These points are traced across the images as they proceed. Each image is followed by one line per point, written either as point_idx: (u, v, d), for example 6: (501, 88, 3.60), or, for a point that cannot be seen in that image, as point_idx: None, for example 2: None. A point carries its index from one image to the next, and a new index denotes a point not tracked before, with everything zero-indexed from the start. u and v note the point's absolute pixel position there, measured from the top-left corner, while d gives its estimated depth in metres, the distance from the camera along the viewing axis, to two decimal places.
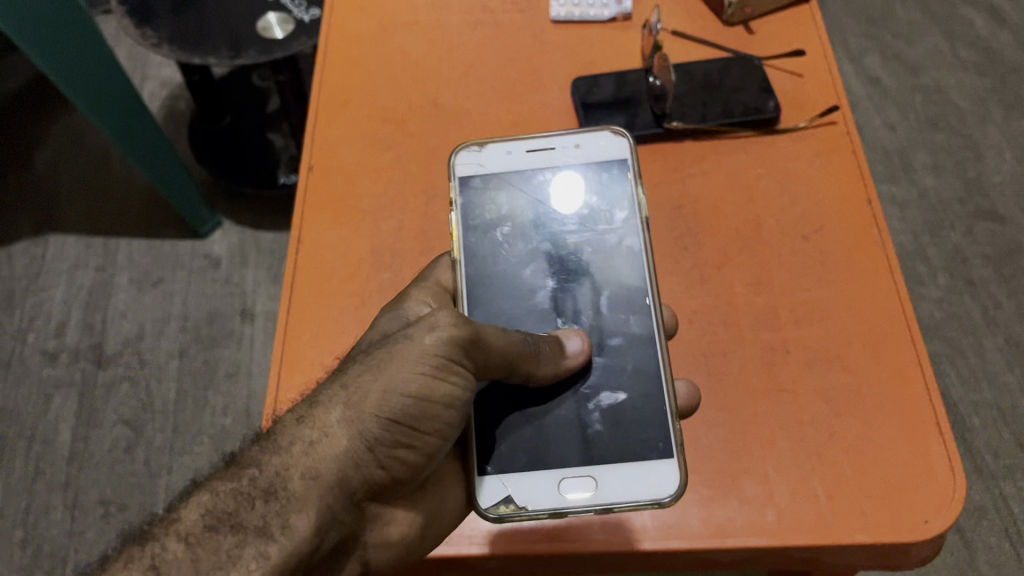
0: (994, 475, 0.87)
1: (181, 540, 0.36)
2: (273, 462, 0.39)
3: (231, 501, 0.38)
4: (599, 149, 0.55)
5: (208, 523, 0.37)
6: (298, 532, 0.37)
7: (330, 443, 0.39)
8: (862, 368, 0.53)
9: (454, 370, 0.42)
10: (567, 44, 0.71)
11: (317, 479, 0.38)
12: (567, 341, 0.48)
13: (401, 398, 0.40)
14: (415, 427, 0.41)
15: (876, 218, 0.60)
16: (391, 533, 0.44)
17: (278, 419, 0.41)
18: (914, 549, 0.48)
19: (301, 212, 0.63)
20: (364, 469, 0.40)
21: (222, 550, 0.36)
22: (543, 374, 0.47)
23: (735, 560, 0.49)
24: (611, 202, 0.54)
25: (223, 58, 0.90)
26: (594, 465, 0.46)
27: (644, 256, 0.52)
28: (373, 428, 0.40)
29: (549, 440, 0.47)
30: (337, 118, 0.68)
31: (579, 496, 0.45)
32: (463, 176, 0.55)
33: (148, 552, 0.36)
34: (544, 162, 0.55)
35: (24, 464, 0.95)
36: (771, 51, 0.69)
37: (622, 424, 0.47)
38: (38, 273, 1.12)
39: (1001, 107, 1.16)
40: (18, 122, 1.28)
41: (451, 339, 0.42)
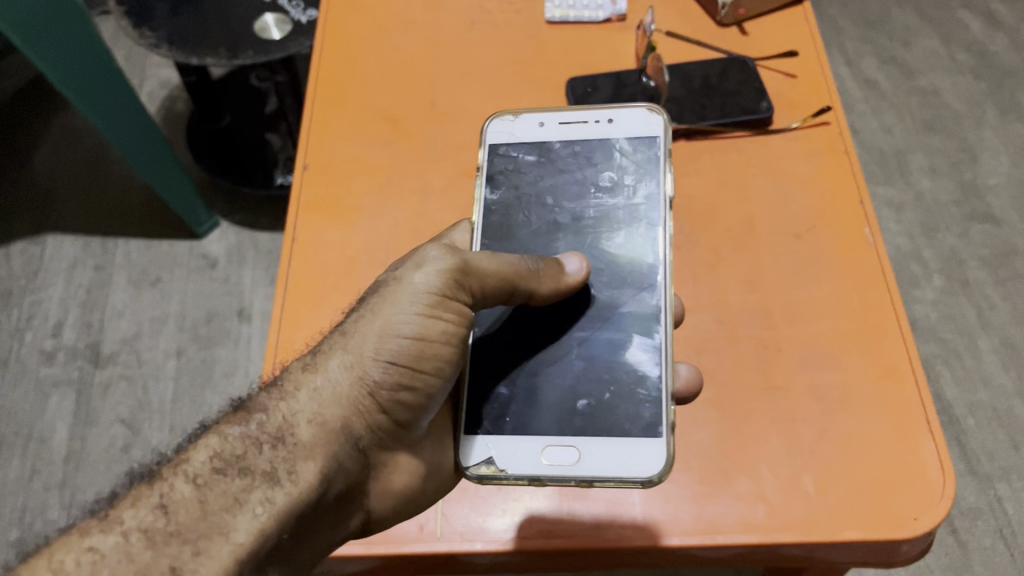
0: (988, 476, 0.87)
1: (189, 481, 0.38)
2: (280, 409, 0.41)
3: (240, 445, 0.40)
4: (632, 126, 0.55)
5: (216, 465, 0.39)
6: (304, 476, 0.40)
7: (333, 388, 0.42)
8: (855, 366, 0.54)
9: (448, 304, 0.44)
10: (562, 44, 0.71)
11: (324, 425, 0.41)
12: (567, 263, 0.49)
13: (399, 341, 0.43)
14: (414, 368, 0.43)
15: (868, 219, 0.60)
16: (394, 483, 0.46)
17: (284, 370, 0.44)
18: (903, 547, 0.48)
19: (296, 210, 0.64)
20: (366, 414, 0.43)
21: (230, 492, 0.38)
22: (545, 291, 0.47)
23: (726, 556, 0.49)
24: (634, 179, 0.53)
25: (221, 59, 0.90)
26: (579, 436, 0.46)
27: (662, 235, 0.51)
28: (373, 372, 0.43)
29: (540, 407, 0.47)
30: (333, 116, 0.68)
31: (560, 466, 0.46)
32: (492, 144, 0.56)
33: (156, 491, 0.37)
34: (575, 136, 0.55)
35: (21, 463, 0.96)
36: (764, 52, 0.70)
37: (612, 402, 0.47)
38: (36, 272, 1.12)
39: (997, 110, 1.16)
40: (17, 122, 1.29)
41: (443, 272, 0.44)
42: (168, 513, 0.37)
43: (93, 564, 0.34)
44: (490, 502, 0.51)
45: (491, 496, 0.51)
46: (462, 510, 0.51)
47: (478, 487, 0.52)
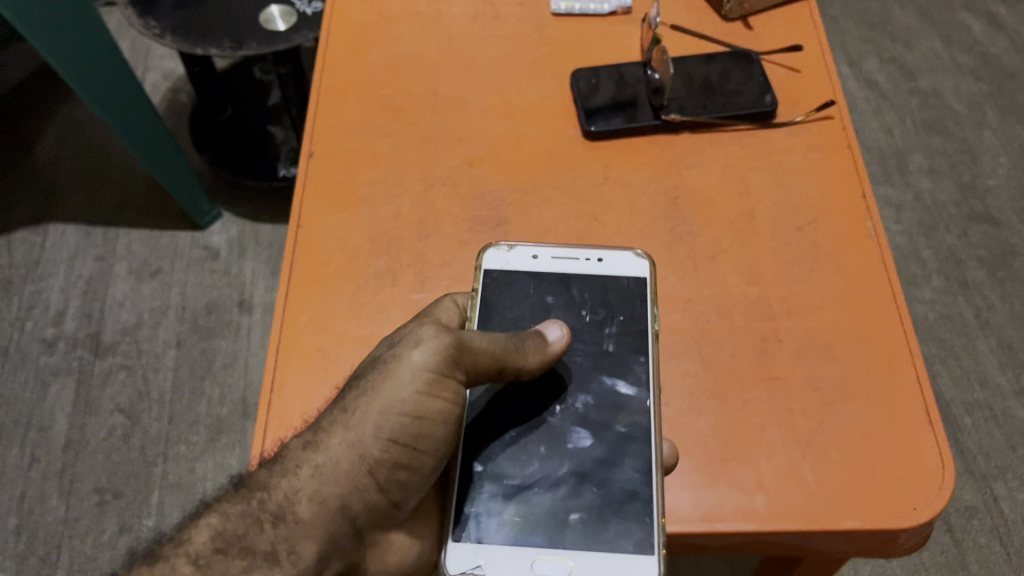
0: (984, 475, 0.88)
1: (190, 563, 0.40)
2: (279, 488, 0.42)
3: (240, 525, 0.41)
4: (623, 270, 0.52)
5: (217, 545, 0.41)
6: (302, 557, 0.41)
7: (333, 467, 0.42)
8: (855, 358, 0.54)
9: (446, 384, 0.44)
10: (567, 37, 0.72)
11: (322, 504, 0.42)
12: (548, 332, 0.47)
13: (398, 420, 0.43)
14: (413, 447, 0.43)
15: (870, 212, 0.60)
16: (390, 559, 0.46)
17: (285, 445, 0.44)
18: (902, 537, 0.48)
19: (300, 196, 0.64)
20: (366, 492, 0.43)
21: (229, 573, 0.40)
22: (533, 366, 0.46)
23: (723, 544, 0.49)
24: (622, 310, 0.51)
25: (225, 50, 0.90)
26: (571, 550, 0.43)
27: (648, 361, 0.49)
28: (374, 452, 0.43)
29: (530, 521, 0.44)
30: (338, 105, 0.69)
31: None
32: (486, 270, 0.52)
33: (158, 572, 0.39)
34: (567, 270, 0.53)
35: (19, 451, 0.96)
36: (768, 46, 0.70)
37: (604, 520, 0.44)
38: (37, 262, 1.12)
39: (998, 112, 1.17)
40: (19, 112, 1.29)
41: (440, 351, 0.44)
42: None
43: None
44: None
45: None
46: None
47: None
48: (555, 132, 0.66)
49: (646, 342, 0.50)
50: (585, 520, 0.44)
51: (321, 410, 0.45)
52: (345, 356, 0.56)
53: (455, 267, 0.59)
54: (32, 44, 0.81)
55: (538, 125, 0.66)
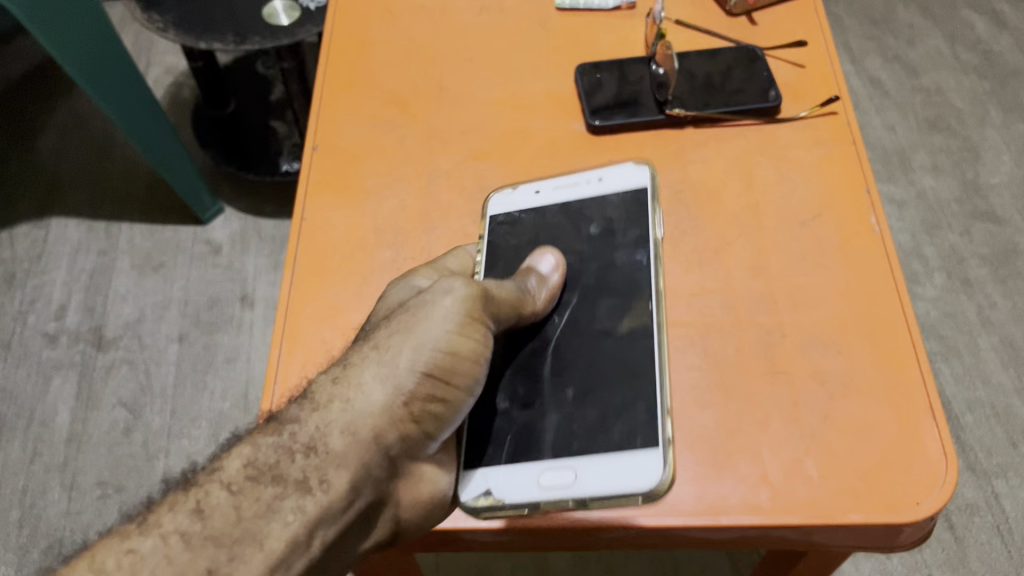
0: (986, 473, 0.88)
1: (224, 489, 0.39)
2: (312, 419, 0.41)
3: (272, 455, 0.40)
4: (622, 182, 0.55)
5: (250, 473, 0.39)
6: (334, 486, 0.40)
7: (367, 400, 0.41)
8: (859, 351, 0.53)
9: (475, 325, 0.44)
10: (571, 31, 0.72)
11: (355, 435, 0.41)
12: (541, 264, 0.51)
13: (431, 355, 0.42)
14: (447, 382, 0.43)
15: (875, 206, 0.60)
16: (423, 492, 0.44)
17: (314, 382, 0.43)
18: (905, 531, 0.48)
19: (304, 190, 0.64)
20: (400, 424, 0.42)
21: (262, 500, 0.39)
22: (538, 306, 0.50)
23: (726, 538, 0.49)
24: (624, 224, 0.54)
25: (228, 44, 0.90)
26: (576, 459, 0.45)
27: (650, 265, 0.51)
28: (408, 384, 0.42)
29: (541, 437, 0.47)
30: (342, 99, 0.69)
31: (558, 488, 0.45)
32: (492, 216, 0.57)
33: (193, 497, 0.39)
34: (568, 198, 0.56)
35: (22, 444, 0.96)
36: (772, 42, 0.70)
37: (607, 424, 0.46)
38: (40, 255, 1.12)
39: (1000, 110, 1.17)
40: (22, 106, 1.29)
41: (467, 297, 0.44)
42: (205, 517, 0.38)
43: (133, 566, 0.36)
44: None
45: None
46: None
47: None
48: (560, 126, 0.66)
49: (647, 245, 0.52)
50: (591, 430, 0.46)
51: (349, 349, 0.45)
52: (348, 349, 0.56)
53: None
54: (40, 41, 0.83)
55: (543, 119, 0.66)
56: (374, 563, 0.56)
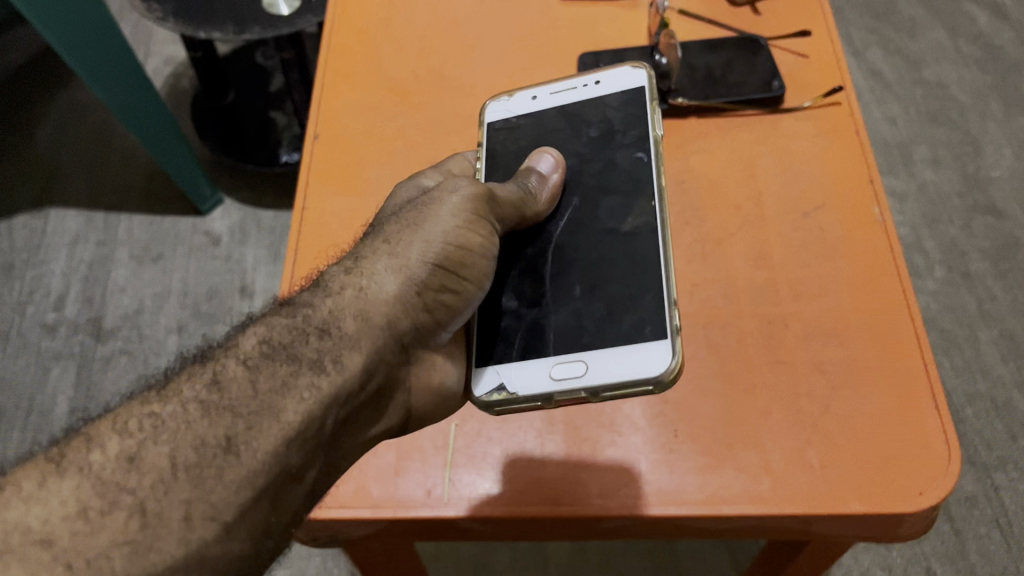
0: (986, 466, 0.88)
1: (240, 362, 0.38)
2: (326, 303, 0.41)
3: (287, 334, 0.39)
4: (619, 85, 0.53)
5: (265, 350, 0.38)
6: (348, 367, 0.39)
7: (379, 288, 0.41)
8: (862, 341, 0.53)
9: (483, 223, 0.44)
10: (573, 20, 0.71)
11: (368, 321, 0.40)
12: (540, 164, 0.49)
13: (442, 246, 0.42)
14: (456, 273, 0.42)
15: (878, 198, 0.60)
16: (430, 381, 0.45)
17: (326, 272, 0.43)
18: (907, 522, 0.48)
19: (306, 178, 0.64)
20: (412, 313, 0.42)
21: (278, 375, 0.38)
22: (542, 206, 0.48)
23: (728, 528, 0.49)
24: (623, 126, 0.51)
25: (228, 34, 0.90)
26: (586, 350, 0.44)
27: (649, 162, 0.49)
28: (419, 274, 0.42)
29: (548, 335, 0.45)
30: (344, 87, 0.68)
31: (569, 380, 0.43)
32: (490, 122, 0.55)
33: (209, 370, 0.38)
34: (566, 102, 0.54)
35: (21, 434, 0.96)
36: (775, 32, 0.70)
37: (615, 316, 0.44)
38: (38, 246, 1.12)
39: (1002, 103, 1.17)
40: (20, 96, 1.28)
41: (476, 196, 0.43)
42: (222, 388, 0.37)
43: (155, 427, 0.35)
44: (497, 468, 0.50)
45: (497, 462, 0.50)
46: (467, 477, 0.49)
47: (483, 454, 0.50)
48: None
49: (646, 145, 0.50)
50: (598, 324, 0.44)
51: (360, 243, 0.44)
52: None
53: None
54: (49, 39, 0.84)
55: None
56: (374, 552, 0.56)
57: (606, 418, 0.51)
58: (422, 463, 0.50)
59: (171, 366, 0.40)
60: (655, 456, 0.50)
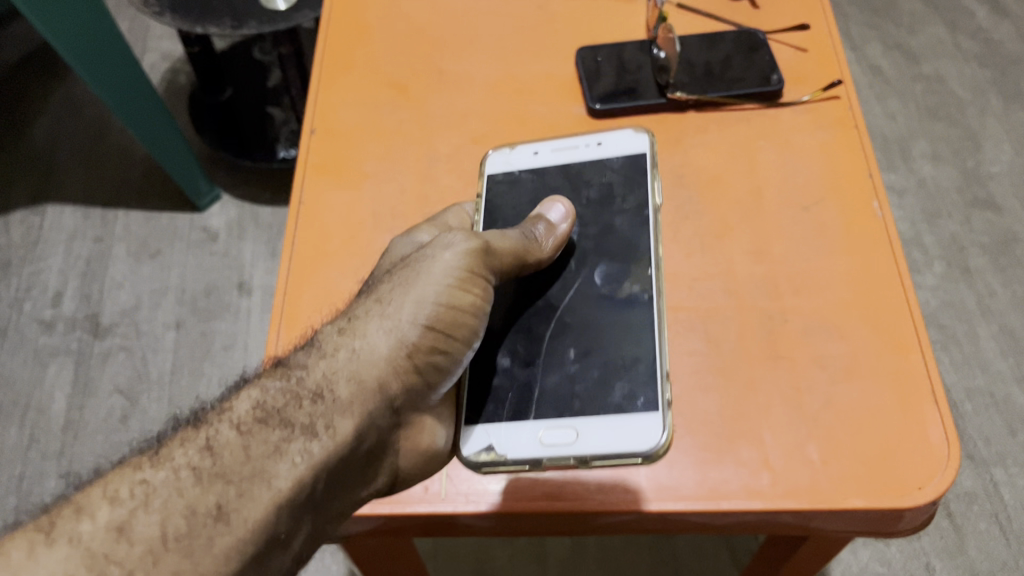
0: (985, 461, 0.88)
1: (233, 428, 0.38)
2: (320, 366, 0.41)
3: (279, 398, 0.40)
4: (620, 148, 0.56)
5: (258, 415, 0.39)
6: (341, 431, 0.39)
7: (372, 350, 0.41)
8: (862, 336, 0.53)
9: (475, 280, 0.44)
10: (572, 14, 0.71)
11: (362, 384, 0.41)
12: (551, 212, 0.51)
13: (435, 308, 0.43)
14: (448, 334, 0.43)
15: (877, 192, 0.60)
16: (420, 443, 0.45)
17: (319, 333, 0.43)
18: (906, 517, 0.47)
19: (303, 173, 0.63)
20: (403, 375, 0.42)
21: (270, 441, 0.38)
22: (547, 255, 0.50)
23: (727, 523, 0.48)
24: (623, 189, 0.54)
25: (225, 28, 0.89)
26: (577, 418, 0.46)
27: (648, 230, 0.52)
28: (412, 335, 0.42)
29: (540, 396, 0.47)
30: (340, 82, 0.68)
31: (558, 447, 0.45)
32: (491, 173, 0.57)
33: (202, 435, 0.38)
34: (569, 159, 0.57)
35: (18, 431, 0.95)
36: (775, 25, 0.69)
37: (607, 384, 0.46)
38: (36, 242, 1.11)
39: (1001, 98, 1.16)
40: (17, 92, 1.28)
41: (469, 252, 0.44)
42: (214, 454, 0.37)
43: (146, 495, 0.35)
44: None
45: None
46: (465, 473, 0.49)
47: None
48: (560, 109, 0.65)
49: (645, 213, 0.53)
50: (590, 390, 0.46)
51: (352, 304, 0.45)
52: None
53: None
54: (42, 32, 0.83)
55: (543, 101, 0.66)
56: (371, 548, 0.56)
57: None
58: None
59: (162, 431, 0.41)
60: None
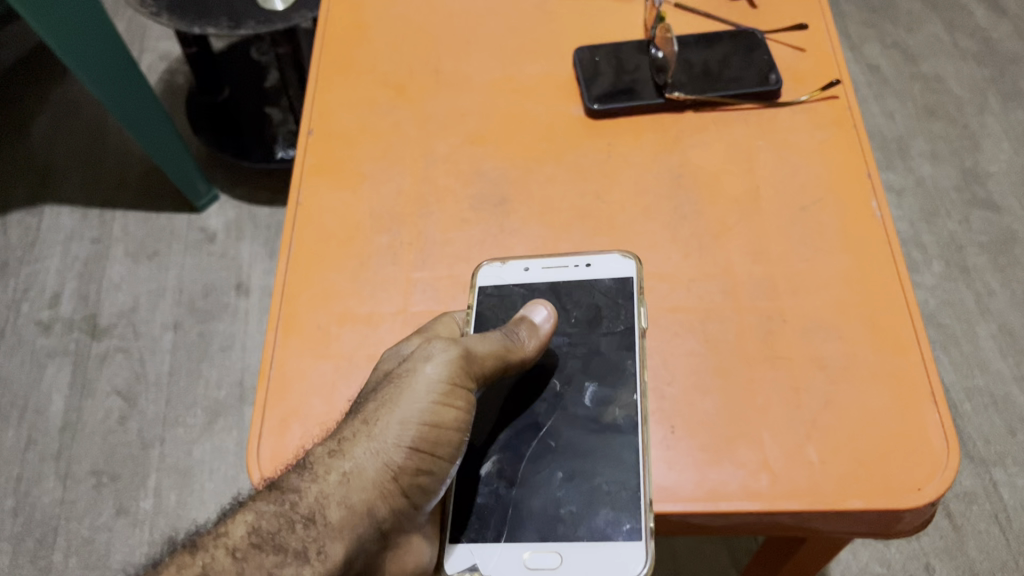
0: (984, 461, 0.87)
1: (229, 554, 0.39)
2: (311, 490, 0.41)
3: (274, 523, 0.40)
4: (611, 270, 0.53)
5: (253, 540, 0.39)
6: (331, 556, 0.40)
7: (359, 475, 0.41)
8: (860, 337, 0.53)
9: (458, 392, 0.43)
10: (569, 13, 0.71)
11: (351, 508, 0.41)
12: (534, 314, 0.48)
13: (417, 428, 0.42)
14: (431, 454, 0.42)
15: (876, 191, 0.59)
16: (407, 563, 0.44)
17: (309, 452, 0.43)
18: (906, 517, 0.47)
19: (300, 174, 0.63)
20: (390, 498, 0.42)
21: (264, 568, 0.38)
22: (531, 353, 0.47)
23: (726, 524, 0.48)
24: (611, 311, 0.51)
25: (223, 29, 0.89)
26: (561, 542, 0.44)
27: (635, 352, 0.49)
28: (397, 459, 0.41)
29: (525, 519, 0.45)
30: (338, 82, 0.68)
31: (544, 572, 0.44)
32: (480, 286, 0.53)
33: (199, 562, 0.39)
34: (556, 278, 0.53)
35: (16, 432, 0.95)
36: (772, 25, 0.69)
37: (593, 508, 0.45)
38: (33, 243, 1.11)
39: (1000, 97, 1.16)
40: (15, 93, 1.28)
41: (451, 362, 0.43)
42: None
43: None
44: None
45: None
46: None
47: None
48: (558, 110, 0.65)
49: (632, 337, 0.50)
50: (574, 514, 0.45)
51: (341, 420, 0.44)
52: (344, 335, 0.54)
53: (456, 245, 0.58)
54: (37, 31, 0.83)
55: (541, 101, 0.66)
56: None
57: None
58: None
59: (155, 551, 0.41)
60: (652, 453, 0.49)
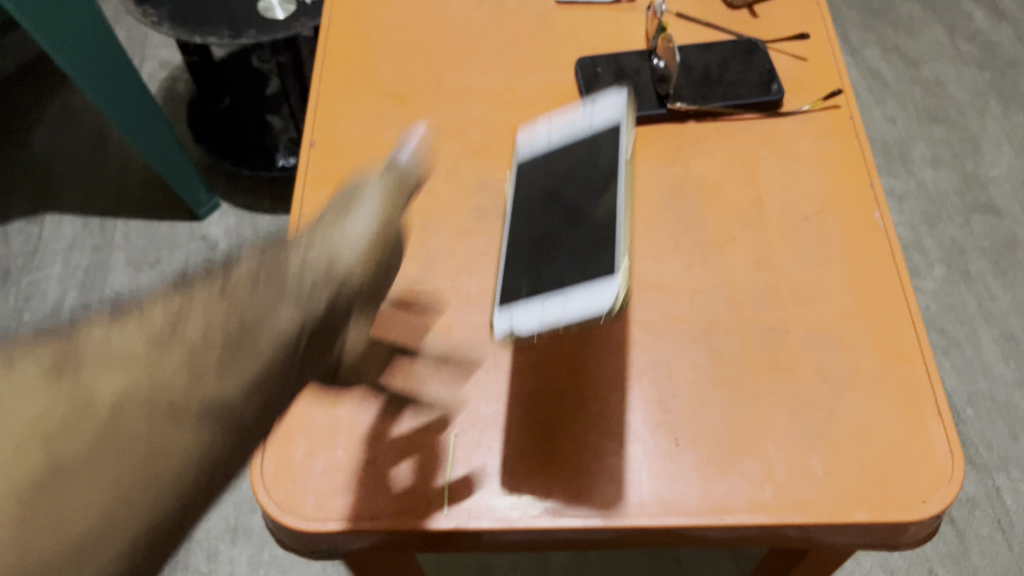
0: (987, 466, 0.87)
1: (239, 283, 0.40)
2: (295, 253, 0.43)
3: (269, 262, 0.41)
4: None
5: (256, 273, 0.40)
6: (318, 300, 0.42)
7: (335, 246, 0.44)
8: (864, 348, 0.53)
9: (398, 201, 0.47)
10: (570, 24, 0.71)
11: (331, 273, 0.43)
12: None
13: (372, 227, 0.45)
14: (384, 259, 0.46)
15: (879, 202, 0.59)
16: (352, 337, 0.47)
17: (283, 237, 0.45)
18: (911, 529, 0.47)
19: (302, 185, 0.62)
20: (354, 275, 0.44)
21: (268, 298, 0.40)
22: None
23: (730, 537, 0.48)
24: None
25: (223, 39, 0.89)
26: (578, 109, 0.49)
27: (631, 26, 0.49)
28: (356, 250, 0.45)
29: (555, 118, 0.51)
30: (340, 93, 0.68)
31: (567, 125, 0.49)
32: None
33: (212, 286, 0.38)
34: None
35: None
36: (774, 34, 0.69)
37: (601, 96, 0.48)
38: (35, 252, 1.11)
39: (1000, 101, 1.17)
40: (16, 101, 1.28)
41: (388, 188, 0.47)
42: (226, 299, 0.38)
43: (173, 323, 0.36)
44: (497, 480, 0.49)
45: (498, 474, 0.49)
46: (468, 488, 0.48)
47: (484, 463, 0.49)
48: None
49: None
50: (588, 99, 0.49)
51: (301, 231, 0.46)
52: None
53: (459, 257, 0.58)
54: (40, 43, 0.83)
55: (542, 112, 0.66)
56: (372, 557, 0.54)
57: (607, 425, 0.50)
58: (421, 473, 0.49)
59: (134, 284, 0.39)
60: (656, 465, 0.49)
